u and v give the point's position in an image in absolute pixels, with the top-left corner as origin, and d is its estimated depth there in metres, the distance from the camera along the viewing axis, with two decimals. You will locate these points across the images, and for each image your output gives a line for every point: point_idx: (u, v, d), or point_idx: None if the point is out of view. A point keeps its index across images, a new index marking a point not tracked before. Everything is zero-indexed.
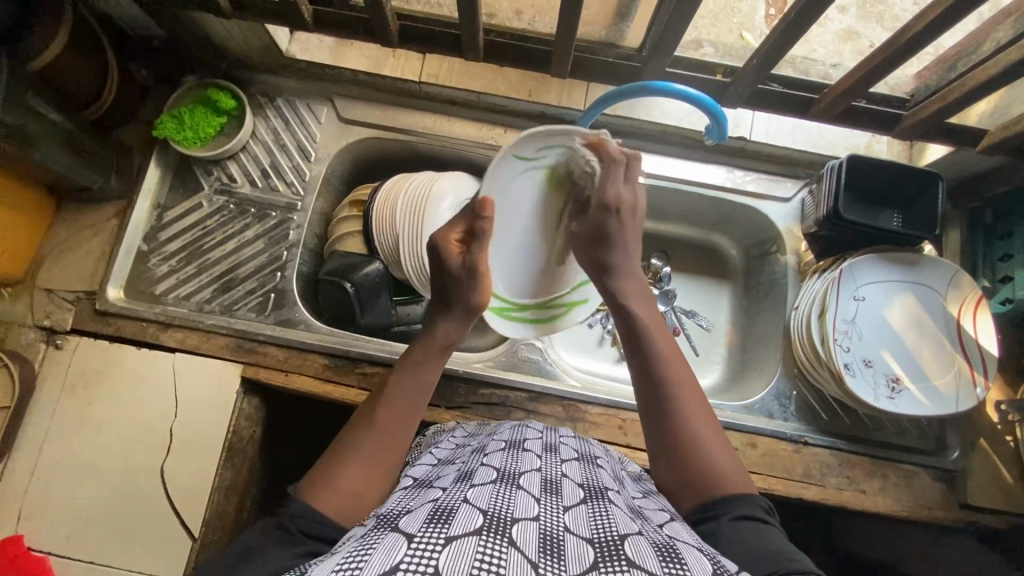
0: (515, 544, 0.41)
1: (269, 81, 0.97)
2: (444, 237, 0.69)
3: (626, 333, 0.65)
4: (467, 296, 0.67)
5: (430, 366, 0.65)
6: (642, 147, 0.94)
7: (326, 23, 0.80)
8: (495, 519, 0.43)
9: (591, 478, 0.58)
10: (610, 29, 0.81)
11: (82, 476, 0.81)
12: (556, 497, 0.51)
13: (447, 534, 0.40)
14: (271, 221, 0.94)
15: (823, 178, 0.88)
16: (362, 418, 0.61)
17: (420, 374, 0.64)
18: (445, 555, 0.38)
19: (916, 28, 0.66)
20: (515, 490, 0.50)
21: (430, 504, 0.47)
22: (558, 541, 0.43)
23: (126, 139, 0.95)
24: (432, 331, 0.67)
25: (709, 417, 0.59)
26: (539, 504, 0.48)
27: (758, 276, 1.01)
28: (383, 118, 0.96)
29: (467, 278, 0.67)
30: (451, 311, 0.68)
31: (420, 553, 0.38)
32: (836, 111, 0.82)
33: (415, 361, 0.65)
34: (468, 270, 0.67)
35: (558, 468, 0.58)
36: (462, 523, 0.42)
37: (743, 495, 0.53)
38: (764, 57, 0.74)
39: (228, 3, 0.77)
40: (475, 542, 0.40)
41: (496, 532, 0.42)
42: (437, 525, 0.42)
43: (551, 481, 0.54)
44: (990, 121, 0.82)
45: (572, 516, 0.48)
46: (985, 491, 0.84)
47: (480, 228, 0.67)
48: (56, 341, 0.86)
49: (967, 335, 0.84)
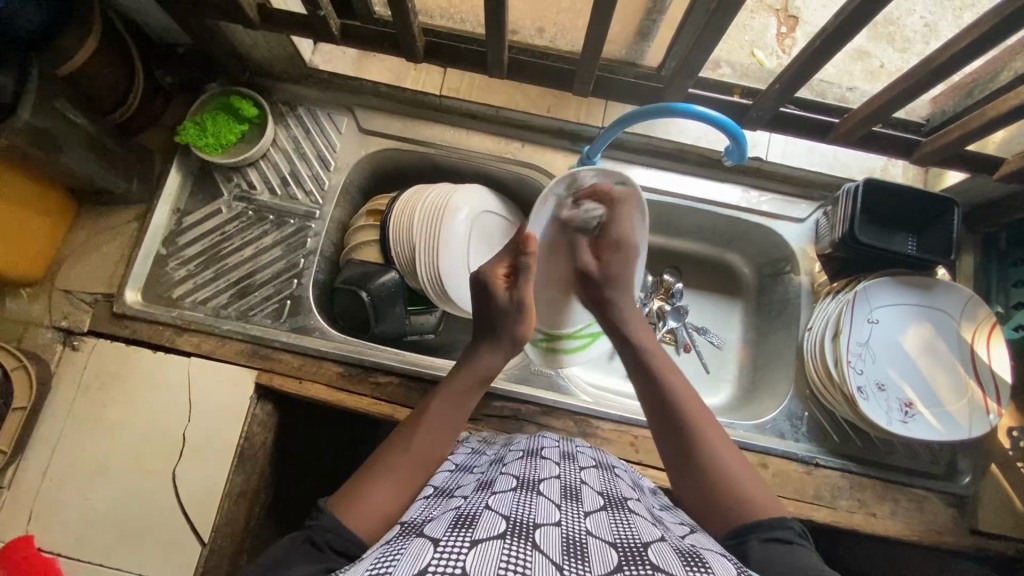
0: (538, 547, 0.42)
1: (291, 90, 0.98)
2: (490, 271, 0.74)
3: (641, 370, 0.69)
4: (512, 327, 0.71)
5: (465, 396, 0.68)
6: (657, 165, 0.95)
7: (353, 36, 0.81)
8: (517, 524, 0.44)
9: (609, 487, 0.59)
10: (631, 48, 0.82)
11: (95, 477, 0.82)
12: (576, 504, 0.51)
13: (472, 538, 0.41)
14: (289, 228, 0.95)
15: (838, 201, 0.89)
16: (393, 438, 0.63)
17: (456, 402, 0.67)
18: (471, 557, 0.39)
19: (938, 60, 0.67)
20: (535, 497, 0.51)
21: (453, 512, 0.48)
22: (581, 544, 0.44)
23: (148, 144, 0.96)
24: (476, 360, 0.70)
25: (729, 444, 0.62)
26: (560, 509, 0.49)
27: (770, 295, 1.02)
28: (402, 130, 0.97)
29: (515, 312, 0.71)
30: (495, 341, 0.71)
31: (447, 556, 0.39)
32: (855, 136, 0.83)
33: (453, 387, 0.68)
34: (516, 304, 0.71)
35: (578, 476, 0.59)
36: (485, 528, 0.43)
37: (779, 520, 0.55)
38: (786, 83, 0.75)
39: (256, 15, 0.78)
40: (500, 546, 0.41)
41: (519, 536, 0.42)
42: (461, 531, 0.43)
43: (571, 488, 0.54)
44: (1006, 150, 0.83)
45: (594, 521, 0.49)
46: (997, 518, 0.84)
47: (524, 264, 0.72)
48: (73, 342, 0.87)
49: (980, 361, 0.84)
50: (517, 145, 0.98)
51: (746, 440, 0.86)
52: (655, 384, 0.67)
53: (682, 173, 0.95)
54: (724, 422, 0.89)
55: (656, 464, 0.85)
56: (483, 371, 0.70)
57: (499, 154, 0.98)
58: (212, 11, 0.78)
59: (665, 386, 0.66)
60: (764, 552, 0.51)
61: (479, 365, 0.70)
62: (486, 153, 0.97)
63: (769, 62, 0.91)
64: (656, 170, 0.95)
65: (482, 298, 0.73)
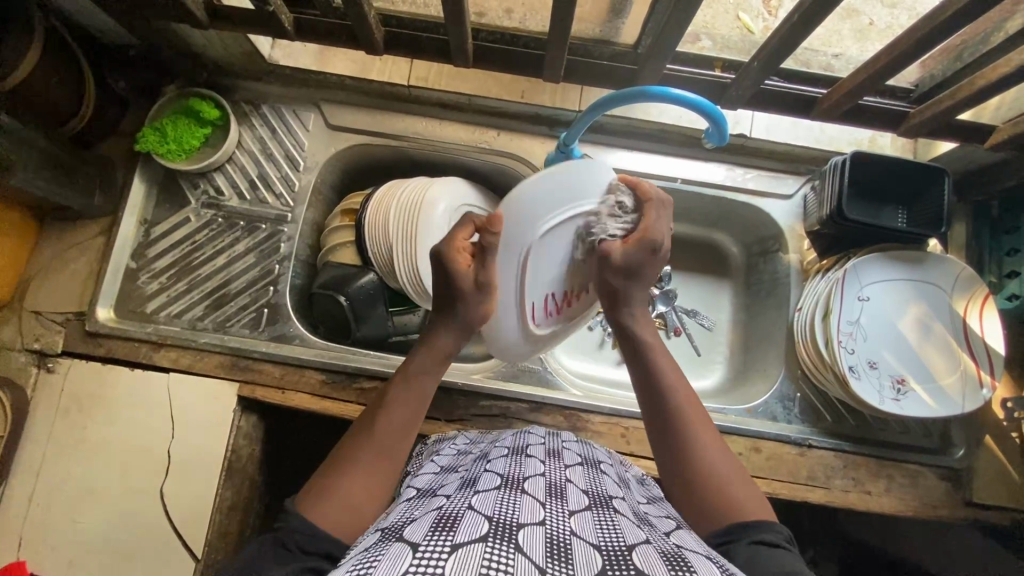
0: (521, 550, 0.39)
1: (253, 88, 0.94)
2: (450, 245, 0.62)
3: (629, 348, 0.63)
4: (472, 314, 0.64)
5: (427, 378, 0.61)
6: (640, 147, 0.92)
7: (308, 31, 0.77)
8: (500, 524, 0.42)
9: (595, 484, 0.57)
10: (605, 26, 0.78)
11: (81, 500, 0.80)
12: (561, 502, 0.49)
13: (452, 542, 0.39)
14: (261, 234, 0.92)
15: (826, 176, 0.86)
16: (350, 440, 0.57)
17: (418, 385, 0.61)
18: (451, 562, 0.37)
19: (926, 29, 0.63)
20: (519, 496, 0.49)
21: (435, 512, 0.46)
22: (565, 545, 0.42)
23: (108, 154, 0.92)
24: (431, 343, 0.63)
25: (711, 428, 0.58)
26: (544, 509, 0.47)
27: (759, 275, 0.99)
28: (373, 124, 0.93)
29: (484, 295, 0.63)
30: (450, 322, 0.64)
31: (427, 562, 0.37)
32: (840, 111, 0.80)
33: (411, 372, 0.61)
34: (481, 287, 0.62)
35: (562, 474, 0.57)
36: (466, 531, 0.41)
37: (765, 521, 0.50)
38: (767, 59, 0.72)
39: (204, 13, 0.74)
40: (481, 549, 0.38)
41: (502, 538, 0.40)
42: (442, 534, 0.40)
43: (556, 486, 0.52)
44: (1000, 117, 0.80)
45: (579, 521, 0.46)
46: (992, 489, 0.84)
47: (491, 241, 0.61)
48: (47, 364, 0.84)
49: (973, 334, 0.82)
50: (493, 134, 0.94)
51: (739, 425, 0.85)
52: (647, 371, 0.61)
53: (666, 154, 0.92)
54: (716, 407, 0.87)
55: (648, 454, 0.84)
56: (443, 352, 0.63)
57: (473, 143, 0.94)
58: (158, 12, 0.74)
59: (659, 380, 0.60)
60: (748, 554, 0.47)
61: (431, 347, 0.63)
62: (460, 143, 0.94)
63: (755, 27, 0.85)
64: (635, 151, 0.92)
65: (442, 278, 0.62)
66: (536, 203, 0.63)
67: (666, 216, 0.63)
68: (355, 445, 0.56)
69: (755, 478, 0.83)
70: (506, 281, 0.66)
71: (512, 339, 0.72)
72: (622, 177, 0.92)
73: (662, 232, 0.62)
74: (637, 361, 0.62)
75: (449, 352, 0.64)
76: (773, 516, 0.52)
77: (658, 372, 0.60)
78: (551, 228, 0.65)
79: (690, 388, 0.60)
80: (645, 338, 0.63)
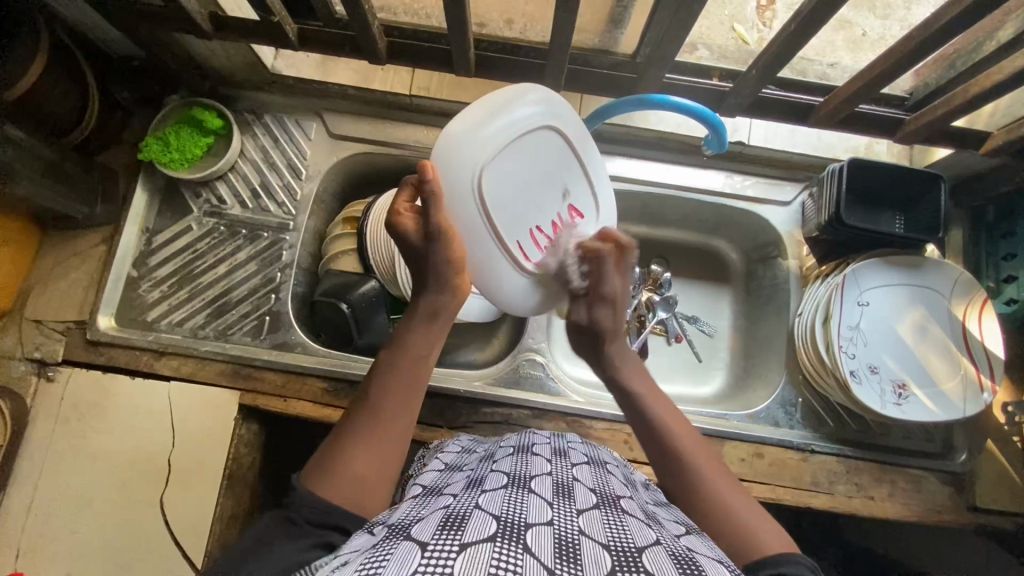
0: (530, 550, 0.39)
1: (256, 98, 0.95)
2: (393, 209, 0.60)
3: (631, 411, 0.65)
4: (437, 264, 0.59)
5: (417, 342, 0.61)
6: (638, 155, 0.93)
7: (312, 41, 0.78)
8: (508, 525, 0.42)
9: (602, 484, 0.57)
10: (604, 36, 0.79)
11: (79, 511, 0.79)
12: (568, 502, 0.49)
13: (460, 542, 0.39)
14: (263, 242, 0.92)
15: (823, 182, 0.87)
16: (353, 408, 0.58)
17: (408, 349, 0.60)
18: (460, 561, 0.37)
19: (920, 37, 0.65)
20: (526, 495, 0.48)
21: (442, 511, 0.45)
22: (573, 545, 0.42)
23: (111, 163, 0.92)
24: (414, 306, 0.62)
25: (719, 467, 0.59)
26: (552, 509, 0.47)
27: (759, 281, 1.00)
28: (375, 133, 0.94)
29: (437, 245, 0.58)
30: (426, 284, 0.61)
31: (435, 560, 0.37)
32: (836, 119, 0.81)
33: (404, 341, 0.61)
34: (433, 236, 0.57)
35: (569, 472, 0.56)
36: (474, 530, 0.40)
37: (787, 554, 0.50)
38: (764, 68, 0.73)
39: (209, 24, 0.75)
40: (489, 549, 0.38)
41: (510, 538, 0.40)
42: (450, 533, 0.40)
43: (563, 485, 0.52)
44: (994, 123, 0.81)
45: (586, 520, 0.46)
46: (995, 493, 0.84)
47: (428, 193, 0.55)
48: (48, 373, 0.84)
49: (973, 338, 0.83)
50: None
51: (740, 430, 0.85)
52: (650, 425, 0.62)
53: (665, 162, 0.93)
54: (718, 413, 0.88)
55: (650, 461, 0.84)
56: (428, 309, 0.62)
57: None
58: (164, 23, 0.75)
59: (662, 432, 0.61)
60: None
61: (421, 314, 0.62)
62: None
63: (749, 36, 0.85)
64: (633, 159, 0.92)
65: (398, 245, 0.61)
66: (463, 147, 0.57)
67: (611, 266, 0.64)
68: (359, 415, 0.57)
69: (759, 484, 0.83)
70: (471, 229, 0.60)
71: (511, 286, 0.66)
72: (620, 184, 0.93)
73: (615, 283, 0.65)
74: (640, 421, 0.63)
75: (433, 312, 0.62)
76: (792, 547, 0.51)
77: (659, 423, 0.62)
78: (494, 156, 0.59)
79: (688, 428, 0.62)
80: (633, 386, 0.65)
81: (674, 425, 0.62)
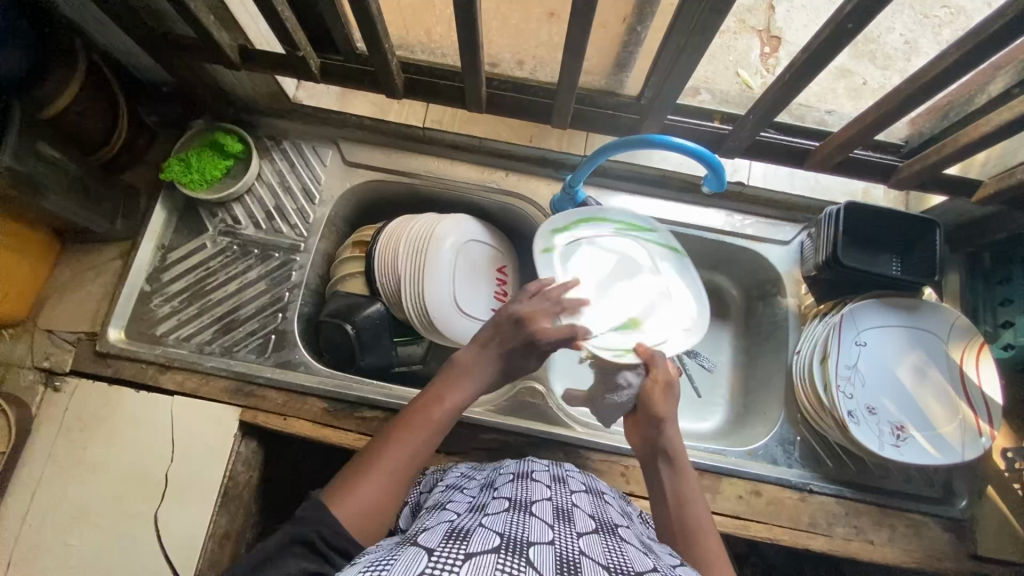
0: (533, 564, 0.40)
1: (276, 124, 0.99)
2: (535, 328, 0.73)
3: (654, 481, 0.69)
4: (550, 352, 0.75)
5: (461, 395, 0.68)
6: (640, 192, 0.96)
7: (333, 74, 0.82)
8: (512, 540, 0.43)
9: (600, 511, 0.57)
10: (609, 79, 0.83)
11: (74, 523, 0.79)
12: (569, 525, 0.49)
13: (466, 551, 0.40)
14: (275, 262, 0.95)
15: (821, 225, 0.89)
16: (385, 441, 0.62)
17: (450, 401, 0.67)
18: (465, 568, 0.37)
19: (907, 90, 0.68)
20: (529, 517, 0.49)
21: (446, 525, 0.46)
22: (575, 562, 0.42)
23: (133, 181, 0.96)
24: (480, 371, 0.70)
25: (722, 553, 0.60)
26: (553, 530, 0.47)
27: (759, 318, 1.01)
28: (387, 162, 0.98)
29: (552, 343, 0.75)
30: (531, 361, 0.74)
31: (442, 565, 0.37)
32: (832, 163, 0.83)
33: (449, 393, 0.68)
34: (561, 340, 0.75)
35: (569, 498, 0.57)
36: (479, 542, 0.41)
37: None
38: (762, 113, 0.76)
39: (237, 56, 0.79)
40: (494, 560, 0.39)
41: (513, 552, 0.41)
42: (455, 543, 0.41)
43: (564, 509, 0.53)
44: (985, 172, 0.84)
45: (587, 542, 0.47)
46: (996, 541, 0.83)
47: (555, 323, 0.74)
48: (54, 383, 0.86)
49: (971, 383, 0.83)
50: (502, 174, 0.98)
51: (737, 467, 0.85)
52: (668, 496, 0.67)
53: (666, 199, 0.96)
54: (714, 449, 0.87)
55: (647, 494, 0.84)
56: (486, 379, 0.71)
57: (483, 182, 0.98)
58: (194, 53, 0.79)
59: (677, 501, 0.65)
60: None
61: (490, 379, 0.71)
62: (470, 181, 0.98)
63: (754, 82, 0.94)
64: (634, 196, 0.96)
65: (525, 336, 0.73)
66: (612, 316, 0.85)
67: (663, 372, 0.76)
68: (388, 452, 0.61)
69: (754, 522, 0.82)
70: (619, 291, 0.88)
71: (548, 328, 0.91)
72: None
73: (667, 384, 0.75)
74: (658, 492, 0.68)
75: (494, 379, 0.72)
76: None
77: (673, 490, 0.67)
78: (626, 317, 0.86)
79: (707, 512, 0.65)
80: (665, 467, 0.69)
81: (690, 503, 0.65)
